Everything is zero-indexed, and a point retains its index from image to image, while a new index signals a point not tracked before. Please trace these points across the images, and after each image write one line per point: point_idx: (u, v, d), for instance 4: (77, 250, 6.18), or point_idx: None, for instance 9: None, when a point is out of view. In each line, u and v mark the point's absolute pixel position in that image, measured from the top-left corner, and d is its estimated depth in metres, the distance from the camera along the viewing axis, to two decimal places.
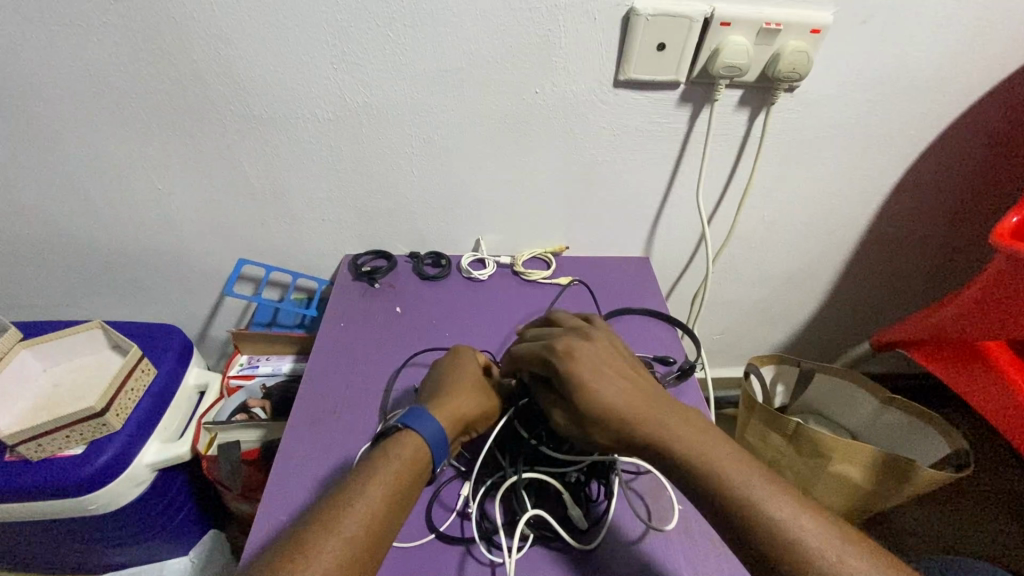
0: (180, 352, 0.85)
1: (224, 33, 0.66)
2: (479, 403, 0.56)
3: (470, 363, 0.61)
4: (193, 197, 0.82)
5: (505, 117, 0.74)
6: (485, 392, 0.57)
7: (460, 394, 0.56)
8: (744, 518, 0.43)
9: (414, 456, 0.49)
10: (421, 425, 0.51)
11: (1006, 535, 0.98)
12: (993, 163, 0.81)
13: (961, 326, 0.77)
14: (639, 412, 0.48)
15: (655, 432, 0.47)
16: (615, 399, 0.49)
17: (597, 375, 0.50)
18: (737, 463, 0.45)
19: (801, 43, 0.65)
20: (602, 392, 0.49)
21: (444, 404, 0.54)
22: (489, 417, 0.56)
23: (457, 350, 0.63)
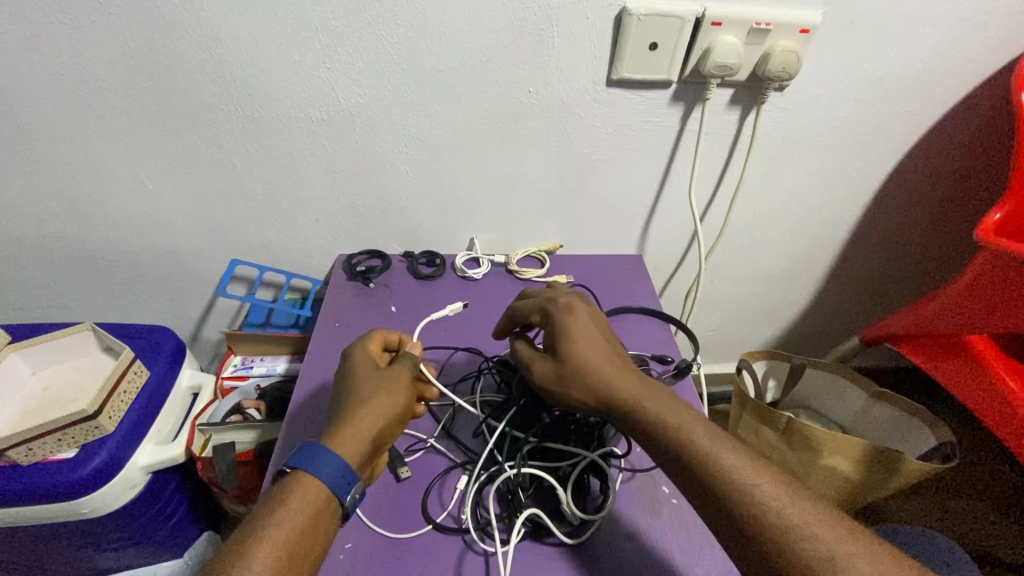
0: (172, 354, 0.85)
1: (215, 32, 0.65)
2: (376, 414, 0.51)
3: (363, 366, 0.57)
4: (184, 198, 0.81)
5: (499, 116, 0.74)
6: (380, 396, 0.53)
7: (354, 411, 0.51)
8: (713, 482, 0.43)
9: (312, 496, 0.45)
10: (311, 462, 0.47)
11: (994, 524, 1.00)
12: (979, 160, 0.82)
13: (949, 320, 0.78)
14: (611, 365, 0.51)
15: (621, 391, 0.50)
16: (591, 354, 0.52)
17: (578, 331, 0.53)
18: (707, 432, 0.46)
19: (790, 42, 0.66)
20: (578, 347, 0.52)
21: (341, 426, 0.50)
22: (393, 413, 0.53)
23: (351, 352, 0.59)
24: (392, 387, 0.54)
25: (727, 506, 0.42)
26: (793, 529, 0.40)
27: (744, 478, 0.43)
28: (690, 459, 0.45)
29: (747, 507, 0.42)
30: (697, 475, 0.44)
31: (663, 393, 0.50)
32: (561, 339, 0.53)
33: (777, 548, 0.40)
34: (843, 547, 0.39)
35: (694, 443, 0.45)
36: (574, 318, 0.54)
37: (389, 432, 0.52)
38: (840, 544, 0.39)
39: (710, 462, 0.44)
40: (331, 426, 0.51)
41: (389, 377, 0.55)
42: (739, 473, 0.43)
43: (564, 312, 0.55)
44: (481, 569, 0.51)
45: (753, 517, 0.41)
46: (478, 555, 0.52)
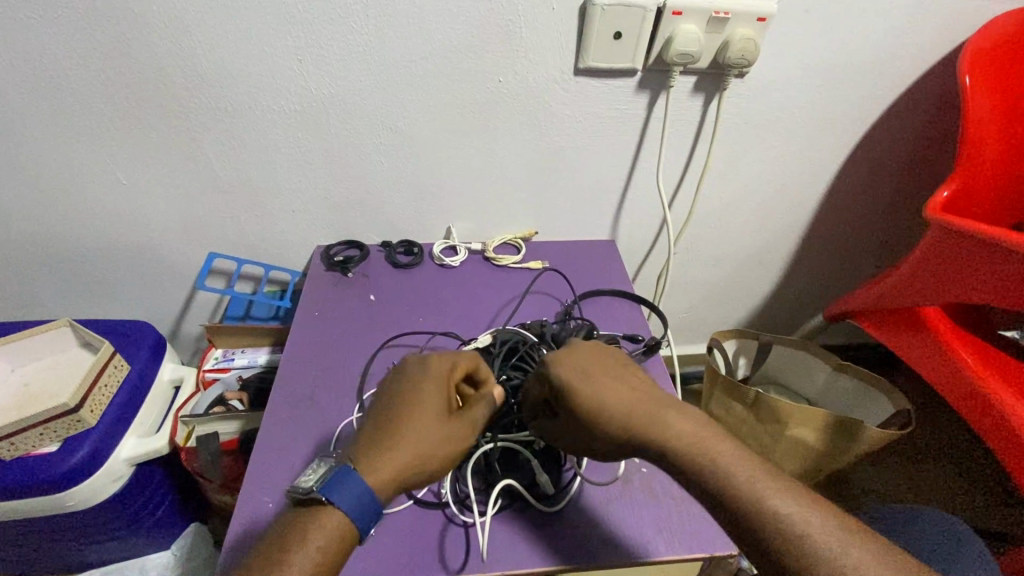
0: (153, 348, 0.85)
1: (185, 26, 0.66)
2: (431, 468, 0.50)
3: (435, 406, 0.52)
4: (160, 191, 0.81)
5: (471, 105, 0.75)
6: (442, 452, 0.50)
7: (410, 460, 0.49)
8: (756, 519, 0.44)
9: (341, 541, 0.46)
10: (349, 506, 0.46)
11: (952, 488, 1.06)
12: (930, 141, 0.87)
13: (910, 294, 0.81)
14: (645, 419, 0.49)
15: (659, 435, 0.48)
16: (620, 408, 0.49)
17: (602, 388, 0.50)
18: (748, 468, 0.46)
19: (749, 30, 0.68)
20: (608, 399, 0.50)
21: (394, 477, 0.49)
22: (439, 460, 0.50)
23: (424, 382, 0.54)
24: (457, 443, 0.51)
25: (770, 543, 0.43)
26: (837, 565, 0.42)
27: (786, 515, 0.44)
28: (732, 497, 0.45)
29: (790, 544, 0.43)
30: (738, 514, 0.45)
31: (705, 428, 0.49)
32: (585, 397, 0.50)
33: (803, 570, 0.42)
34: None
35: (736, 481, 0.45)
36: (587, 381, 0.51)
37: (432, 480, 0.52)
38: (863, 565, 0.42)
39: (753, 498, 0.45)
40: (382, 466, 0.49)
41: (457, 427, 0.52)
42: (783, 509, 0.44)
43: (581, 365, 0.52)
44: (461, 538, 0.53)
45: (797, 553, 0.42)
46: (456, 526, 0.54)
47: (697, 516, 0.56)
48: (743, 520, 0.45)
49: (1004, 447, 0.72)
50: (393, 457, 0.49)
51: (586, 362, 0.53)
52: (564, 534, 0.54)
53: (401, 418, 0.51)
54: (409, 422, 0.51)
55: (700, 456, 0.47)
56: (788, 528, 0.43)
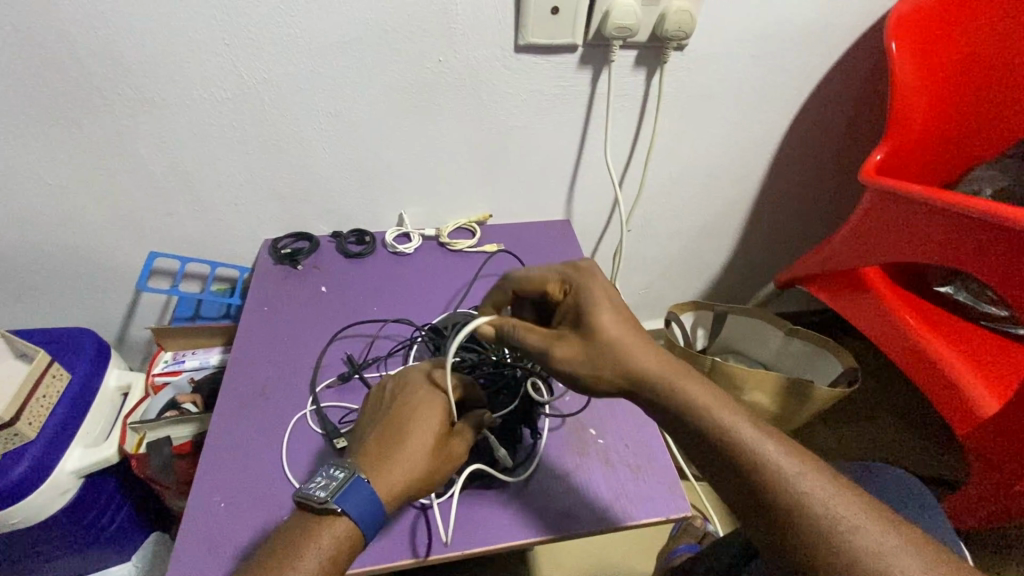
0: (95, 355, 0.82)
1: (101, 12, 0.62)
2: (434, 481, 0.50)
3: (442, 418, 0.53)
4: (91, 190, 0.77)
5: (413, 87, 0.74)
6: (445, 466, 0.51)
7: (417, 471, 0.49)
8: (747, 467, 0.43)
9: (349, 548, 0.46)
10: (364, 514, 0.46)
11: (901, 441, 1.12)
12: (863, 109, 0.90)
13: (854, 257, 0.83)
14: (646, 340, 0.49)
15: (646, 367, 0.47)
16: (616, 324, 0.49)
17: (604, 298, 0.50)
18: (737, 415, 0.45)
19: (684, 3, 0.69)
20: (620, 312, 0.50)
21: (402, 488, 0.48)
22: (437, 474, 0.50)
23: (432, 392, 0.54)
24: (459, 457, 0.52)
25: (761, 488, 0.42)
26: (832, 518, 0.40)
27: (773, 462, 0.43)
28: (724, 443, 0.44)
29: (782, 492, 0.41)
30: (730, 461, 0.44)
31: (692, 375, 0.48)
32: (587, 310, 0.50)
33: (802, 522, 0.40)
34: (879, 535, 0.39)
35: (727, 426, 0.44)
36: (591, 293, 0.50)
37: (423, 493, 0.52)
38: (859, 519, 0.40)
39: (743, 445, 0.43)
40: (390, 476, 0.48)
41: (460, 440, 0.53)
42: (775, 459, 0.43)
43: (590, 283, 0.51)
44: (418, 521, 0.54)
45: (792, 505, 0.41)
46: (414, 509, 0.55)
47: (652, 483, 0.58)
48: (733, 467, 0.43)
49: (944, 401, 0.75)
50: (403, 469, 0.49)
51: (593, 282, 0.52)
52: (522, 509, 0.56)
53: (409, 428, 0.51)
54: (419, 433, 0.51)
55: (689, 400, 0.46)
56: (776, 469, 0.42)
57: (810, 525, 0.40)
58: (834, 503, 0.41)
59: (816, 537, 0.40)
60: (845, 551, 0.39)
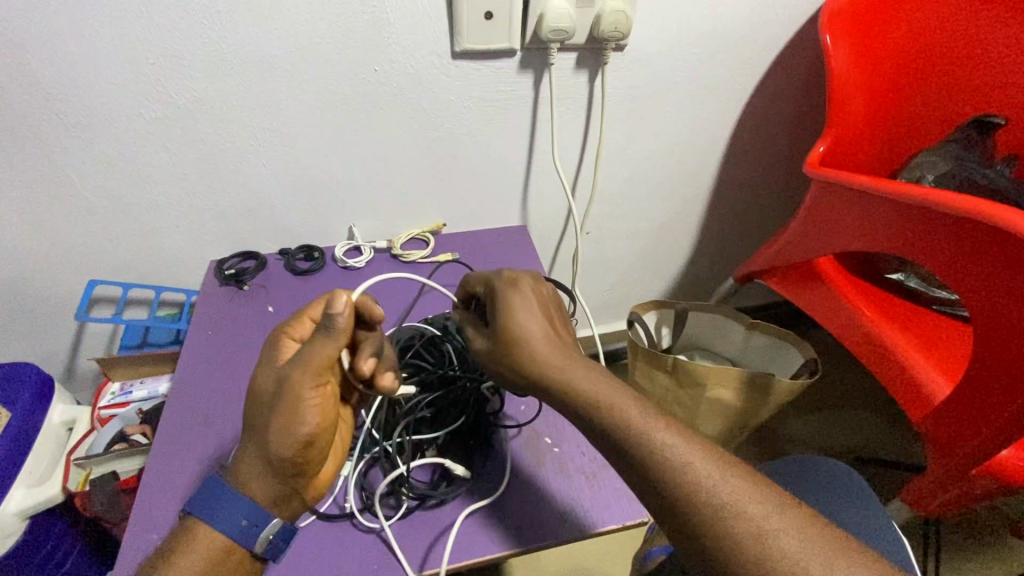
0: (37, 389, 0.79)
1: (11, 36, 0.59)
2: (284, 445, 0.46)
3: (265, 386, 0.49)
4: (20, 220, 0.74)
5: (351, 99, 0.72)
6: (282, 423, 0.46)
7: (262, 449, 0.47)
8: (645, 452, 0.43)
9: (212, 544, 0.46)
10: (205, 510, 0.46)
11: (869, 427, 1.14)
12: (808, 101, 0.91)
13: (805, 249, 0.84)
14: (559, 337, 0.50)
15: (544, 361, 0.48)
16: (531, 321, 0.50)
17: (521, 300, 0.51)
18: (632, 400, 0.46)
19: (619, 3, 0.69)
20: (534, 309, 0.51)
21: (259, 473, 0.48)
22: (265, 439, 0.46)
23: (257, 366, 0.50)
24: (296, 404, 0.46)
25: (658, 472, 0.42)
26: (718, 504, 0.40)
27: (670, 453, 0.42)
28: (620, 430, 0.44)
29: (677, 474, 0.42)
30: (628, 448, 0.44)
31: (589, 364, 0.48)
32: (499, 313, 0.50)
33: (692, 510, 0.41)
34: (762, 517, 0.40)
35: (622, 416, 0.45)
36: (513, 293, 0.51)
37: (313, 451, 0.48)
38: (750, 507, 0.40)
39: (638, 429, 0.44)
40: (243, 469, 0.48)
41: (274, 394, 0.47)
42: (668, 442, 0.43)
43: (504, 287, 0.52)
44: (367, 546, 0.53)
45: (684, 494, 0.41)
46: (364, 533, 0.53)
47: (609, 488, 0.57)
48: (631, 453, 0.43)
49: (895, 385, 0.75)
50: (251, 458, 0.48)
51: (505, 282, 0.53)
52: (474, 526, 0.54)
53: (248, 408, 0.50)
54: (253, 415, 0.48)
55: (583, 390, 0.46)
56: (671, 461, 0.42)
57: (698, 513, 0.40)
58: (725, 491, 0.41)
59: (701, 523, 0.40)
60: (727, 535, 0.39)
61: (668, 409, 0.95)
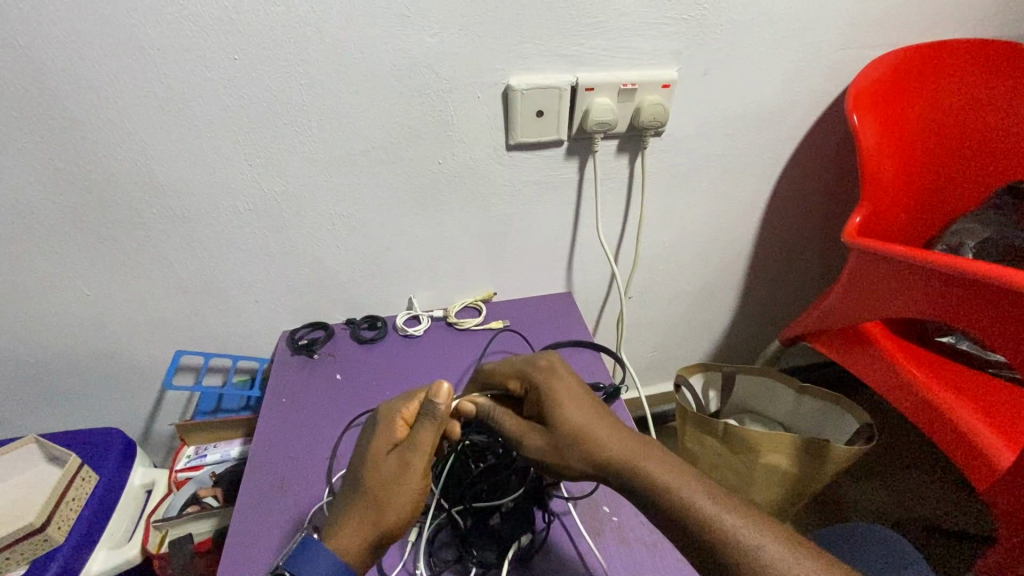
0: (123, 453, 0.86)
1: (141, 146, 0.69)
2: (401, 512, 0.51)
3: (391, 455, 0.54)
4: (124, 299, 0.83)
5: (417, 187, 0.81)
6: (399, 492, 0.52)
7: (379, 517, 0.51)
8: (700, 530, 0.45)
9: None
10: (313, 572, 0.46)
11: (933, 493, 1.10)
12: (839, 172, 0.95)
13: (847, 313, 0.86)
14: (604, 422, 0.54)
15: (604, 445, 0.52)
16: (577, 411, 0.54)
17: (563, 390, 0.56)
18: (682, 476, 0.48)
19: (656, 96, 0.77)
20: (568, 399, 0.55)
21: (363, 538, 0.50)
22: (400, 505, 0.52)
23: (374, 438, 0.56)
24: (413, 475, 0.53)
25: (713, 551, 0.44)
26: None
27: (739, 537, 0.44)
28: (682, 511, 0.46)
29: (734, 554, 0.43)
30: (690, 529, 0.46)
31: (644, 440, 0.52)
32: (550, 405, 0.55)
33: None
34: None
35: (687, 498, 0.47)
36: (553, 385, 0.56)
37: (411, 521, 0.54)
38: None
39: (691, 507, 0.46)
40: (349, 531, 0.50)
41: (413, 460, 0.54)
42: (729, 523, 0.45)
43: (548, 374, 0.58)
44: None
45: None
46: None
47: (670, 559, 0.58)
48: (686, 529, 0.46)
49: (960, 456, 0.73)
50: (367, 522, 0.51)
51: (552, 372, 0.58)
52: None
53: (364, 477, 0.53)
54: (377, 482, 0.53)
55: (636, 466, 0.50)
56: (740, 543, 0.44)
57: None
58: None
59: None
60: None
61: (721, 475, 0.95)
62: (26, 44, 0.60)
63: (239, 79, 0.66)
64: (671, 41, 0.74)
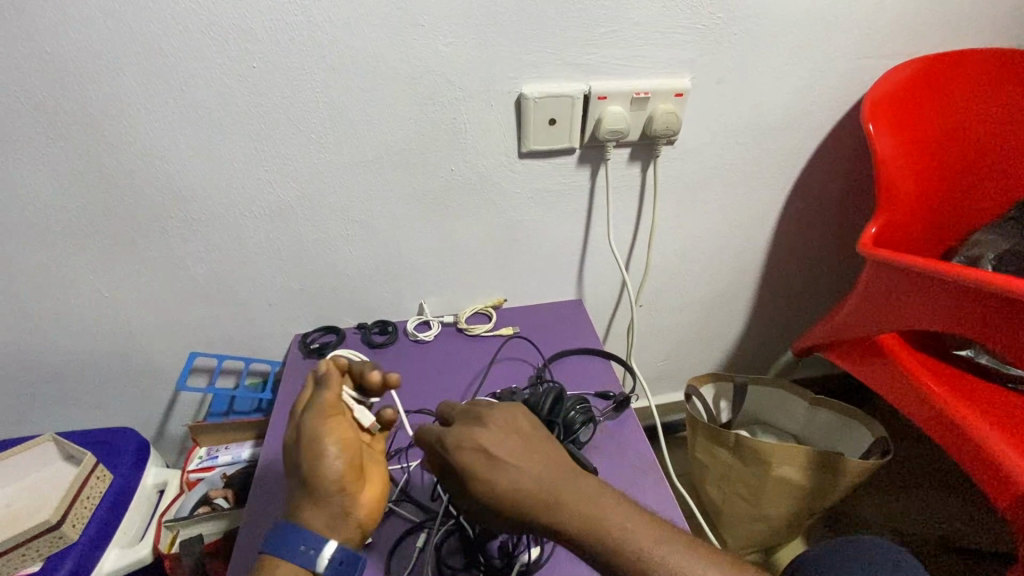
0: (137, 453, 0.87)
1: (160, 152, 0.71)
2: (320, 466, 0.51)
3: (295, 429, 0.54)
4: (141, 301, 0.84)
5: (430, 194, 0.81)
6: (309, 453, 0.51)
7: (304, 480, 0.51)
8: None
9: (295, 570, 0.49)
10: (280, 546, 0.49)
11: (947, 509, 1.07)
12: (854, 182, 0.94)
13: (862, 325, 0.85)
14: (544, 495, 0.46)
15: (542, 525, 0.45)
16: (512, 489, 0.46)
17: (489, 467, 0.47)
18: (631, 545, 0.43)
19: (669, 105, 0.77)
20: (497, 480, 0.46)
21: (316, 503, 0.51)
22: (306, 463, 0.51)
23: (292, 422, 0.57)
24: (318, 430, 0.52)
25: None
26: None
27: None
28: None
29: None
30: None
31: (589, 501, 0.45)
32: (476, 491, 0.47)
33: None
34: None
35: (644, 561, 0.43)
36: (473, 450, 0.48)
37: (353, 467, 0.52)
38: None
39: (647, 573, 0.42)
40: (298, 505, 0.52)
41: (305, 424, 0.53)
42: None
43: (461, 428, 0.50)
44: None
45: None
46: None
47: None
48: None
49: (979, 472, 0.71)
50: (304, 494, 0.51)
51: (474, 443, 0.48)
52: None
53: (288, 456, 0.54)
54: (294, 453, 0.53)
55: (582, 541, 0.44)
56: None
57: None
58: None
59: None
60: None
61: (732, 486, 0.93)
62: (53, 52, 0.61)
63: (257, 86, 0.68)
64: (684, 50, 0.74)
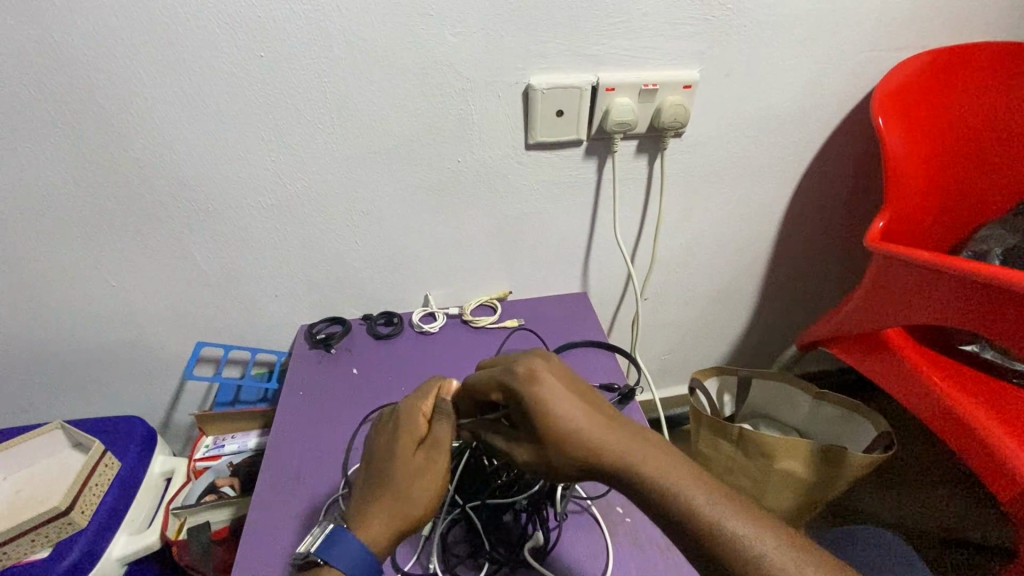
0: (144, 441, 0.88)
1: (167, 141, 0.71)
2: (429, 491, 0.52)
3: (414, 455, 0.55)
4: (148, 290, 0.84)
5: (437, 185, 0.81)
6: (424, 485, 0.53)
7: (400, 507, 0.52)
8: (697, 527, 0.42)
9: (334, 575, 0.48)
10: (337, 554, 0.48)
11: (947, 505, 1.07)
12: (862, 176, 0.94)
13: (868, 320, 0.85)
14: (599, 428, 0.47)
15: (595, 454, 0.46)
16: (573, 418, 0.47)
17: (552, 395, 0.49)
18: (679, 478, 0.44)
19: (677, 97, 0.77)
20: (560, 409, 0.48)
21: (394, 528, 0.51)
22: (420, 499, 0.52)
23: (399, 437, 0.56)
24: (437, 463, 0.54)
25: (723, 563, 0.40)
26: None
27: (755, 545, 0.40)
28: (687, 518, 0.42)
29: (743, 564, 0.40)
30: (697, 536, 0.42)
31: (640, 438, 0.47)
32: (536, 417, 0.48)
33: None
34: None
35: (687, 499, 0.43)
36: (541, 383, 0.49)
37: None
38: None
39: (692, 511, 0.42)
40: (373, 523, 0.51)
41: (428, 457, 0.54)
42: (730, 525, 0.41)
43: (527, 361, 0.52)
44: None
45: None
46: None
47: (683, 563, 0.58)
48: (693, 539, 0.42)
49: (985, 466, 0.70)
50: (385, 514, 0.51)
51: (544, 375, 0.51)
52: None
53: (390, 475, 0.54)
54: (405, 477, 0.53)
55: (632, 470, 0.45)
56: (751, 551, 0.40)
57: None
58: None
59: None
60: None
61: (734, 480, 0.94)
62: (61, 40, 0.61)
63: (265, 76, 0.68)
64: (693, 42, 0.74)
